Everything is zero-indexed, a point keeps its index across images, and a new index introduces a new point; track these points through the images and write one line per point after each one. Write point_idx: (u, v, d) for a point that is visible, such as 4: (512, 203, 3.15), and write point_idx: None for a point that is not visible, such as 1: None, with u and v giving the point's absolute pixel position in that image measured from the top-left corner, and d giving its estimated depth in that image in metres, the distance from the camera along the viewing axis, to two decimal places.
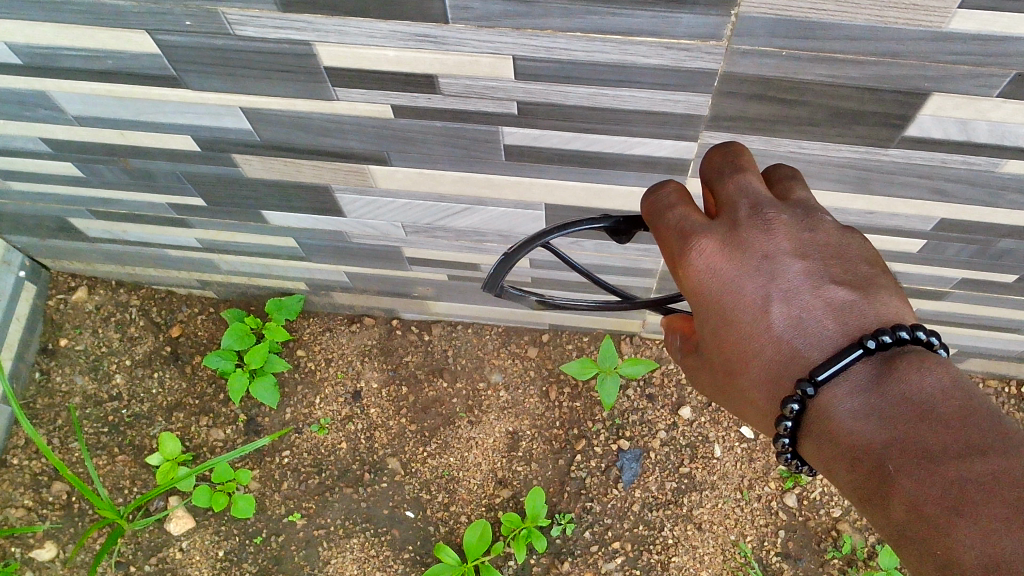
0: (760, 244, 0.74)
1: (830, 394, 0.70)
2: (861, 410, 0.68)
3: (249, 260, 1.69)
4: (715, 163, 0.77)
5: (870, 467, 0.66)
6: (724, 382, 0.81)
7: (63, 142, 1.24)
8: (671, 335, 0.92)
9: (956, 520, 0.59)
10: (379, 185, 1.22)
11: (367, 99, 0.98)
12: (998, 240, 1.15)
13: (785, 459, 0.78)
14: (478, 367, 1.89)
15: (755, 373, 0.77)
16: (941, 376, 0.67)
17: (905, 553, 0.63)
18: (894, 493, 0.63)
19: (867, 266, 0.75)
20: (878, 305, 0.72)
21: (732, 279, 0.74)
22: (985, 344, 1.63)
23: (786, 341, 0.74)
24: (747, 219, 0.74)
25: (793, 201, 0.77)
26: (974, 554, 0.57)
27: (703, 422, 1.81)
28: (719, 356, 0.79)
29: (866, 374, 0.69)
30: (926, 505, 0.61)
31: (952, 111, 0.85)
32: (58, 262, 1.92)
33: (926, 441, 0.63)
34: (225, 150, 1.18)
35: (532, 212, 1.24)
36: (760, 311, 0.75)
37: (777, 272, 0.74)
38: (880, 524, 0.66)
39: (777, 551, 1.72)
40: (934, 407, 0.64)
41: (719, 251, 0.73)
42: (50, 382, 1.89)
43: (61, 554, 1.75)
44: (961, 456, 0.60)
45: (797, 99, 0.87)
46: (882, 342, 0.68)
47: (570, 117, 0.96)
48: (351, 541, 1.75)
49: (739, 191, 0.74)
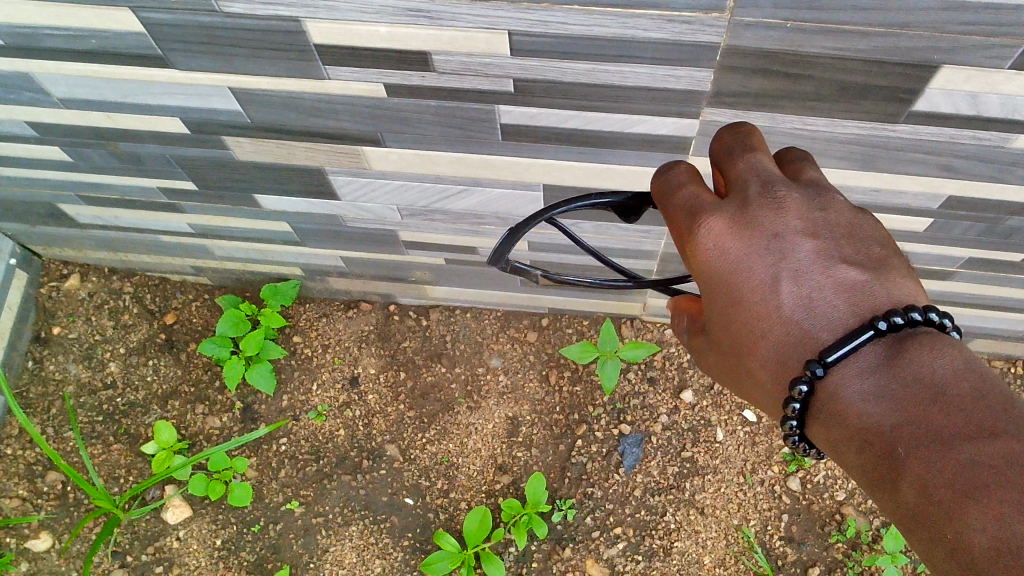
0: (771, 223, 0.71)
1: (838, 374, 0.68)
2: (872, 391, 0.66)
3: (243, 245, 1.66)
4: (725, 142, 0.74)
5: (879, 450, 0.64)
6: (731, 362, 0.79)
7: (49, 126, 1.21)
8: (679, 316, 0.90)
9: (965, 503, 0.57)
10: (373, 166, 1.19)
11: (360, 77, 0.95)
12: (1007, 217, 1.12)
13: (793, 443, 0.76)
14: (477, 353, 1.87)
15: (764, 355, 0.75)
16: (953, 358, 0.65)
17: (913, 538, 0.61)
18: (903, 476, 0.61)
19: (878, 248, 0.73)
20: (890, 287, 0.70)
21: (741, 258, 0.72)
22: (991, 324, 1.61)
23: (796, 322, 0.72)
24: (758, 198, 0.71)
25: (803, 180, 0.75)
26: (985, 538, 0.55)
27: (704, 406, 1.79)
28: (726, 336, 0.77)
29: (876, 355, 0.67)
30: (935, 488, 0.59)
31: (962, 85, 0.83)
32: (49, 249, 1.89)
33: (937, 423, 0.61)
34: (215, 133, 1.15)
35: (530, 193, 1.22)
36: (769, 290, 0.72)
37: (788, 251, 0.72)
38: (888, 509, 0.64)
39: (781, 535, 1.70)
40: (945, 389, 0.62)
41: (728, 230, 0.71)
42: (43, 370, 1.87)
43: (57, 545, 1.73)
44: (972, 440, 0.58)
45: (802, 74, 0.84)
46: (893, 324, 0.66)
47: (569, 94, 0.93)
48: (350, 529, 1.73)
49: (749, 170, 0.72)
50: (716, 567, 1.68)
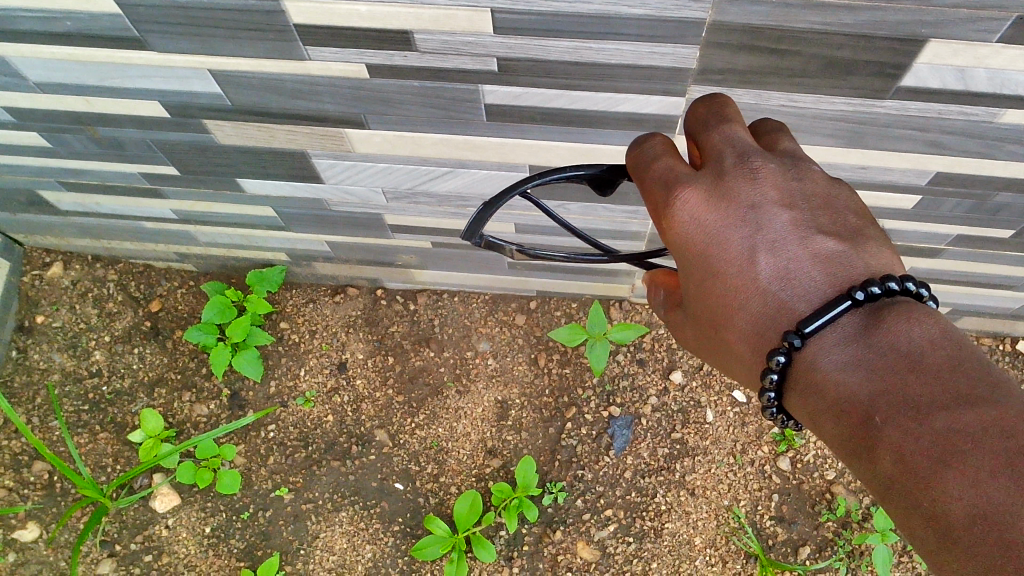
0: (746, 193, 0.72)
1: (816, 344, 0.69)
2: (849, 361, 0.66)
3: (227, 230, 1.64)
4: (700, 115, 0.76)
5: (857, 419, 0.64)
6: (710, 336, 0.81)
7: (26, 111, 1.19)
8: (656, 290, 0.92)
9: (942, 471, 0.57)
10: (357, 149, 1.18)
11: (341, 58, 0.94)
12: (996, 193, 1.11)
13: (771, 415, 0.77)
14: (465, 337, 1.85)
15: (742, 326, 0.76)
16: (930, 326, 0.65)
17: (891, 507, 0.61)
18: (880, 446, 0.61)
19: (856, 217, 0.74)
20: (868, 256, 0.70)
21: (718, 229, 0.73)
22: (981, 301, 1.61)
23: (772, 293, 0.72)
24: (733, 168, 0.72)
25: (779, 151, 0.76)
26: (962, 506, 0.55)
27: (694, 387, 1.79)
28: (704, 309, 0.79)
29: (853, 325, 0.68)
30: (910, 456, 0.58)
31: (950, 59, 0.82)
32: (31, 236, 1.87)
33: (914, 392, 0.61)
34: (196, 116, 1.13)
35: (516, 174, 1.20)
36: (746, 261, 0.73)
37: (763, 222, 0.73)
38: (866, 480, 0.64)
39: (771, 515, 1.71)
40: (922, 358, 0.62)
41: (704, 201, 0.72)
42: (28, 359, 1.86)
43: (44, 535, 1.73)
44: (948, 407, 0.58)
45: (788, 49, 0.83)
46: (870, 293, 0.67)
47: (553, 72, 0.92)
48: (339, 515, 1.73)
49: (725, 142, 0.73)
50: (707, 548, 1.69)
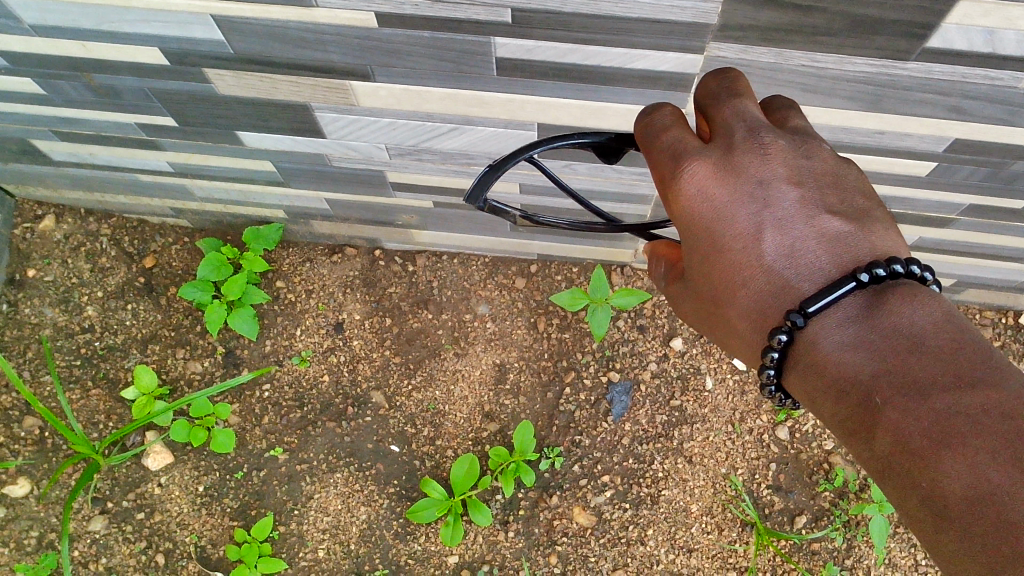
0: (756, 169, 0.72)
1: (818, 325, 0.68)
2: (850, 341, 0.66)
3: (225, 185, 1.61)
4: (711, 87, 0.74)
5: (856, 399, 0.64)
6: (710, 309, 0.80)
7: (20, 55, 1.15)
8: (656, 262, 0.90)
9: (940, 451, 0.56)
10: (362, 102, 1.15)
11: (348, 6, 0.91)
12: (1012, 162, 1.10)
13: (769, 392, 0.76)
14: (464, 299, 1.82)
15: (744, 303, 0.76)
16: (932, 309, 0.64)
17: (888, 486, 0.61)
18: (879, 425, 0.61)
19: (863, 198, 0.74)
20: (874, 238, 0.71)
21: (725, 204, 0.72)
22: (986, 273, 1.60)
23: (777, 271, 0.73)
24: (744, 143, 0.71)
25: (790, 127, 0.75)
26: (960, 486, 0.55)
27: (694, 354, 1.77)
28: (706, 283, 0.78)
29: (855, 306, 0.67)
30: (911, 437, 0.58)
31: (980, 19, 0.79)
32: (23, 187, 1.82)
33: (915, 373, 0.61)
34: (196, 64, 1.10)
35: (523, 133, 1.18)
36: (752, 237, 0.73)
37: (772, 200, 0.73)
38: (864, 458, 0.64)
39: (768, 483, 1.71)
40: (923, 339, 0.62)
41: (712, 176, 0.71)
42: (18, 314, 1.83)
43: (35, 491, 1.72)
44: (949, 388, 0.58)
45: (812, 7, 0.81)
46: (876, 275, 0.65)
47: (568, 26, 0.89)
48: (334, 476, 1.73)
49: (736, 115, 0.72)
50: (703, 515, 1.69)
